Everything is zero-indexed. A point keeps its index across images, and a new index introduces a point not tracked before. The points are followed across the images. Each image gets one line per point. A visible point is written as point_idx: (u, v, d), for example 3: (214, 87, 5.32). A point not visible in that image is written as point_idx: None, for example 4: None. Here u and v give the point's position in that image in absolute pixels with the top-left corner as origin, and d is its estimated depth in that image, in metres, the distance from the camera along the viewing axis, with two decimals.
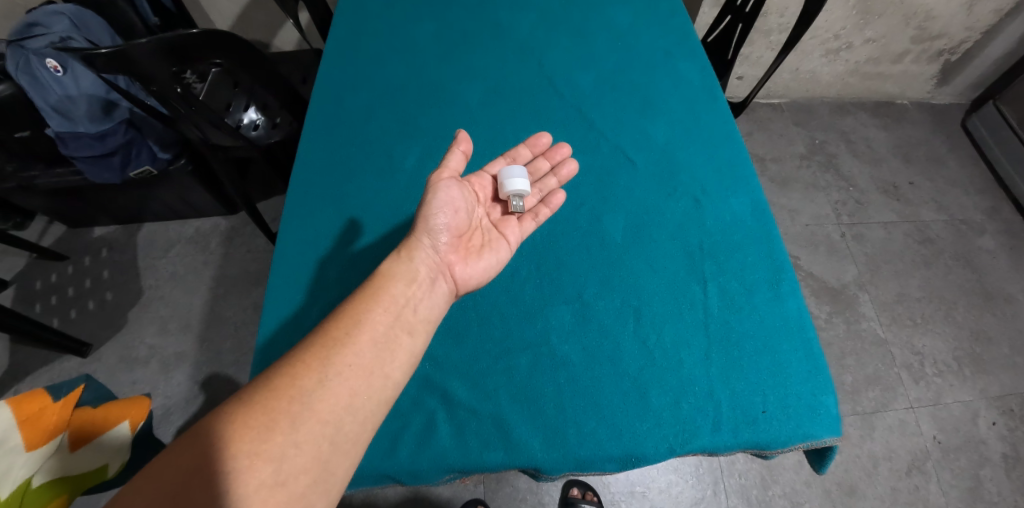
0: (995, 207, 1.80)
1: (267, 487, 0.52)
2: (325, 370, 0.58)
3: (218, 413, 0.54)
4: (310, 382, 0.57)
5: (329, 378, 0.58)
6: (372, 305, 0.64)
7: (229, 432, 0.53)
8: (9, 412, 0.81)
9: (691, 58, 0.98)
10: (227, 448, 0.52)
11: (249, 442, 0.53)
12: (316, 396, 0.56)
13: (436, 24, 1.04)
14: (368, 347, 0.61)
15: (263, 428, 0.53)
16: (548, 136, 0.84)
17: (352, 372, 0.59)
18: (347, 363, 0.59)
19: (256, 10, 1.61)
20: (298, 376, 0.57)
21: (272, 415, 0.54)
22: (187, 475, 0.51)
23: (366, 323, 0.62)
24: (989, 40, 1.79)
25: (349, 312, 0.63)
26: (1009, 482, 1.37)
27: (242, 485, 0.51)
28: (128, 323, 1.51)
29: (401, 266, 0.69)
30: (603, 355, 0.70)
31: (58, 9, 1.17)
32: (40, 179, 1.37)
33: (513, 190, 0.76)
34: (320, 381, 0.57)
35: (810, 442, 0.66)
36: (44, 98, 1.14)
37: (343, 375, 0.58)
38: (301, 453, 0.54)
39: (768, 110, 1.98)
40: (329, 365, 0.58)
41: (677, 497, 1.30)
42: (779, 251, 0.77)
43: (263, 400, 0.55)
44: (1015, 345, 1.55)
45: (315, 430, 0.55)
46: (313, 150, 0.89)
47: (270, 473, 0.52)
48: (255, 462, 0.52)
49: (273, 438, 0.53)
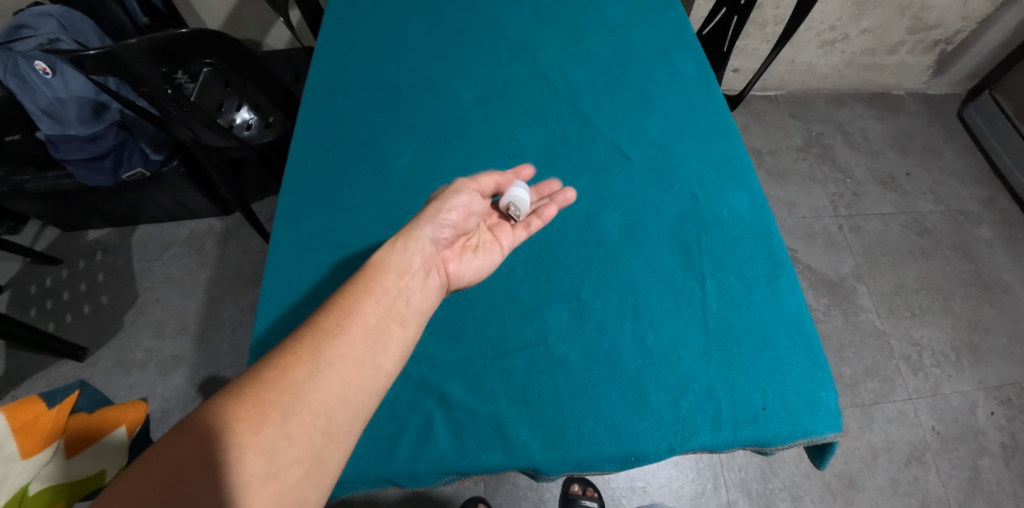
0: (992, 197, 1.80)
1: (260, 478, 0.51)
2: (317, 361, 0.57)
3: (211, 405, 0.53)
4: (301, 374, 0.56)
5: (320, 370, 0.57)
6: (364, 296, 0.63)
7: (221, 424, 0.52)
8: (4, 420, 0.80)
9: (687, 52, 0.97)
10: (219, 440, 0.51)
11: (242, 434, 0.52)
12: (308, 388, 0.56)
13: (428, 21, 1.02)
14: (359, 338, 0.60)
15: (254, 420, 0.53)
16: (530, 168, 0.79)
17: (343, 364, 0.58)
18: (339, 354, 0.58)
19: (246, 9, 1.59)
20: (290, 368, 0.56)
21: (263, 408, 0.53)
22: (178, 469, 0.49)
23: (357, 315, 0.61)
24: (984, 30, 1.78)
25: (340, 302, 0.62)
26: (1008, 471, 1.37)
27: (234, 478, 0.50)
28: (124, 326, 1.50)
29: (393, 255, 0.67)
30: (602, 354, 0.70)
31: (46, 11, 1.16)
32: (32, 184, 1.34)
33: (519, 207, 0.75)
34: (312, 374, 0.56)
35: (811, 438, 0.65)
36: (34, 101, 1.14)
37: (334, 366, 0.58)
38: (293, 444, 0.53)
39: (764, 103, 1.98)
40: (320, 356, 0.58)
41: (677, 492, 1.30)
42: (777, 247, 0.77)
43: (254, 392, 0.54)
44: (1013, 334, 1.55)
45: (307, 422, 0.54)
46: (305, 151, 0.88)
47: (262, 465, 0.51)
48: (247, 454, 0.51)
49: (264, 429, 0.53)
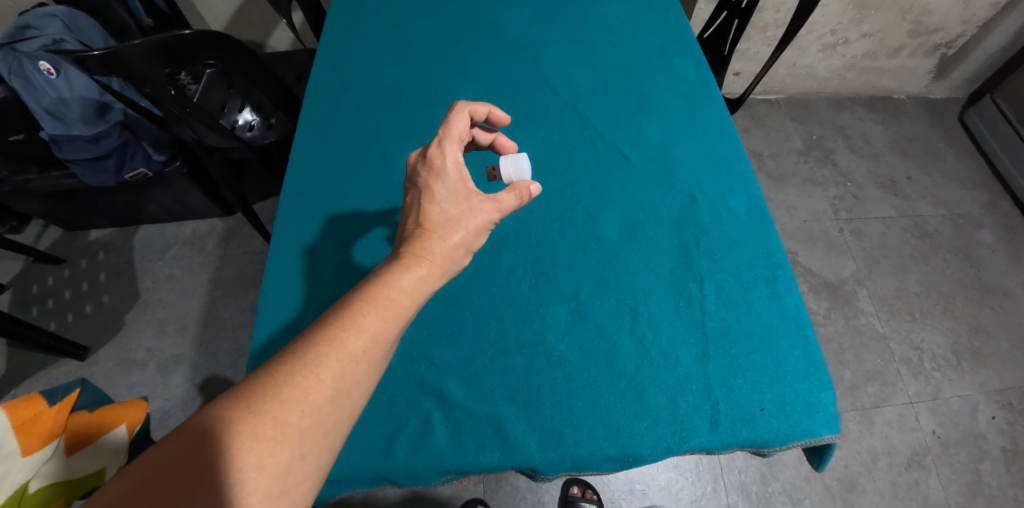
0: (993, 201, 1.80)
1: (271, 497, 0.48)
2: (337, 384, 0.53)
3: (222, 422, 0.48)
4: (321, 397, 0.52)
5: (341, 393, 0.53)
6: (379, 312, 0.57)
7: (234, 441, 0.48)
8: (5, 417, 0.82)
9: (687, 55, 0.98)
10: (232, 457, 0.47)
11: (256, 453, 0.48)
12: (326, 411, 0.52)
13: (429, 23, 1.03)
14: (379, 359, 0.56)
15: (273, 440, 0.49)
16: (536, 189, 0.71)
17: (361, 386, 0.55)
18: (358, 378, 0.54)
19: (249, 11, 1.60)
20: (309, 390, 0.51)
21: (281, 428, 0.49)
22: (187, 485, 0.45)
23: (378, 335, 0.56)
24: (985, 34, 1.79)
25: (353, 317, 0.56)
26: (1009, 476, 1.37)
27: (245, 498, 0.47)
28: (125, 326, 1.51)
29: (405, 274, 0.60)
30: (600, 355, 0.70)
31: (50, 11, 1.17)
32: (36, 183, 1.35)
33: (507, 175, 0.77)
34: (332, 399, 0.52)
35: (809, 440, 0.66)
36: (38, 101, 1.14)
37: (352, 388, 0.54)
38: (307, 465, 0.50)
39: (765, 106, 1.98)
40: (342, 378, 0.53)
41: (677, 494, 1.30)
42: (776, 248, 0.77)
43: (273, 410, 0.49)
44: (1014, 338, 1.55)
45: (321, 441, 0.51)
46: (307, 152, 0.88)
47: (275, 485, 0.48)
48: (261, 475, 0.48)
49: (281, 450, 0.49)
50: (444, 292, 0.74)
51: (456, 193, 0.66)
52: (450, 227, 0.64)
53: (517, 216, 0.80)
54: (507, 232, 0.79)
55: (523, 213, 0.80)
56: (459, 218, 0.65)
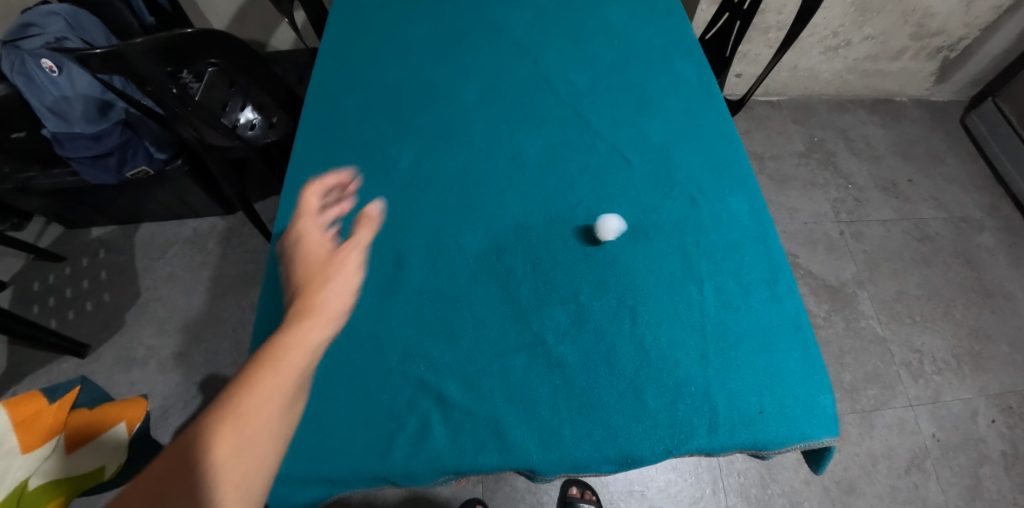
0: (994, 205, 1.80)
1: None
2: (240, 436, 0.55)
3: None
4: (226, 449, 0.54)
5: (246, 444, 0.56)
6: (269, 367, 0.62)
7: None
8: (7, 415, 0.84)
9: (688, 56, 0.98)
10: None
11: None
12: (229, 465, 0.54)
13: (431, 24, 1.03)
14: (275, 411, 0.61)
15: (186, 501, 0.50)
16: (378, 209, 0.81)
17: (262, 435, 0.58)
18: (258, 429, 0.58)
19: (251, 11, 1.60)
20: (212, 447, 0.54)
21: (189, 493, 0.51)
22: None
23: (269, 386, 0.61)
24: (987, 37, 1.79)
25: (245, 376, 0.59)
26: (1008, 479, 1.36)
27: None
28: (126, 324, 1.51)
29: (295, 331, 0.67)
30: (599, 356, 0.69)
31: (53, 10, 1.18)
32: (37, 181, 1.36)
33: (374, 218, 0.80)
34: (236, 450, 0.55)
35: (807, 442, 0.66)
36: (40, 98, 1.14)
37: (254, 437, 0.57)
38: None
39: (766, 108, 1.98)
40: (243, 430, 0.56)
41: (676, 496, 1.30)
42: (776, 250, 0.77)
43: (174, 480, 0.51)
44: (1014, 342, 1.55)
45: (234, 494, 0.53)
46: (308, 150, 0.88)
47: None
48: None
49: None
50: (443, 293, 0.73)
51: (326, 251, 0.77)
52: (322, 277, 0.73)
53: (518, 218, 0.80)
54: (507, 233, 0.78)
55: (523, 214, 0.80)
56: (329, 269, 0.75)
